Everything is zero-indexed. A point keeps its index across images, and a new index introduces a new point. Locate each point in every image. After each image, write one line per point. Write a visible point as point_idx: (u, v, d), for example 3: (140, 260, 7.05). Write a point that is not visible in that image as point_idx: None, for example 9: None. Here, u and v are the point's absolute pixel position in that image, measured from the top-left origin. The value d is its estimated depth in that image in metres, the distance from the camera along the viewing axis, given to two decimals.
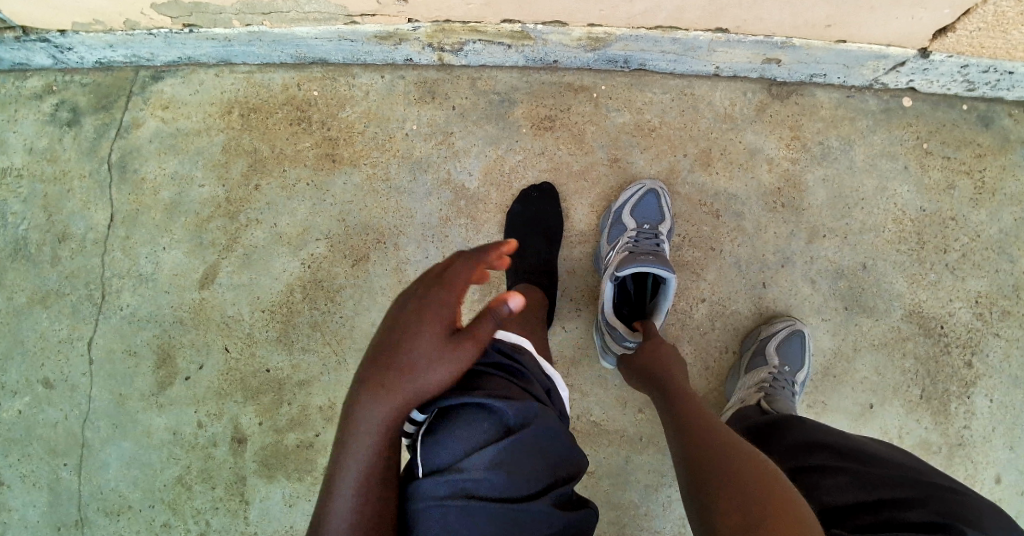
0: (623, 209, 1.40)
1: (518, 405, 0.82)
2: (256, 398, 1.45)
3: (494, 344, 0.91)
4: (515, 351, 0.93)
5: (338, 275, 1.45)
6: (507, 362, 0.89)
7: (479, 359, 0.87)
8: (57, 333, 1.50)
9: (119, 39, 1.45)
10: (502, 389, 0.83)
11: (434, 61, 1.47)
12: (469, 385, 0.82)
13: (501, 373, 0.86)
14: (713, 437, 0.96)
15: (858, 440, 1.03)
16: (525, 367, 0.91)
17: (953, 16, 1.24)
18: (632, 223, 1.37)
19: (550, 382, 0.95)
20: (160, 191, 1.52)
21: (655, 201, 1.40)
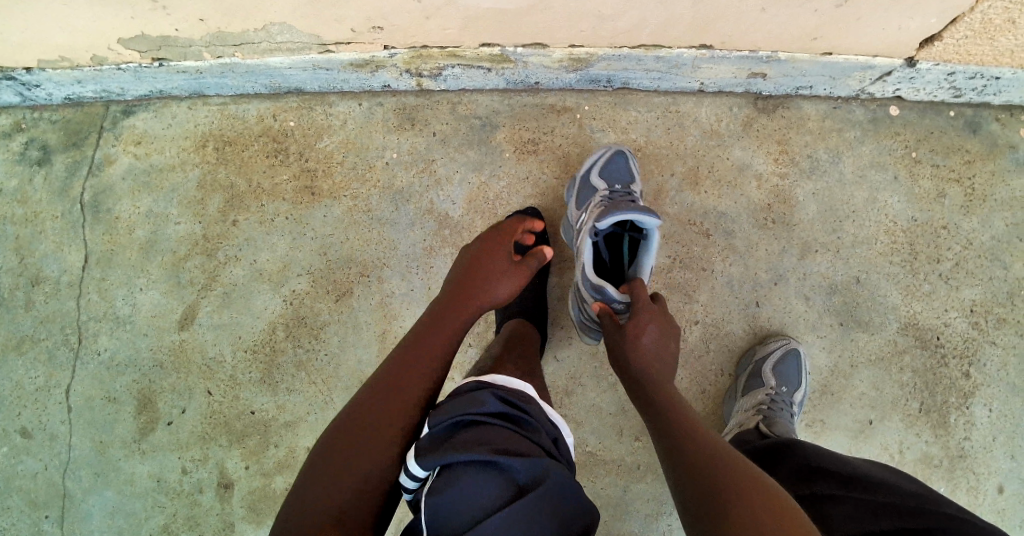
0: (590, 171, 1.36)
1: (527, 460, 0.78)
2: (241, 442, 1.40)
3: (497, 391, 0.87)
4: (519, 397, 0.89)
5: (322, 311, 1.41)
6: (512, 412, 0.86)
7: (481, 409, 0.83)
8: (33, 381, 1.45)
9: (86, 75, 1.40)
10: (509, 443, 0.80)
11: (413, 86, 1.43)
12: (472, 440, 0.79)
13: (505, 424, 0.83)
14: (704, 442, 0.89)
15: (859, 467, 0.99)
16: (530, 415, 0.87)
17: (940, 25, 1.22)
18: (602, 183, 1.32)
19: (557, 429, 0.91)
20: (135, 230, 1.47)
21: (624, 163, 1.37)
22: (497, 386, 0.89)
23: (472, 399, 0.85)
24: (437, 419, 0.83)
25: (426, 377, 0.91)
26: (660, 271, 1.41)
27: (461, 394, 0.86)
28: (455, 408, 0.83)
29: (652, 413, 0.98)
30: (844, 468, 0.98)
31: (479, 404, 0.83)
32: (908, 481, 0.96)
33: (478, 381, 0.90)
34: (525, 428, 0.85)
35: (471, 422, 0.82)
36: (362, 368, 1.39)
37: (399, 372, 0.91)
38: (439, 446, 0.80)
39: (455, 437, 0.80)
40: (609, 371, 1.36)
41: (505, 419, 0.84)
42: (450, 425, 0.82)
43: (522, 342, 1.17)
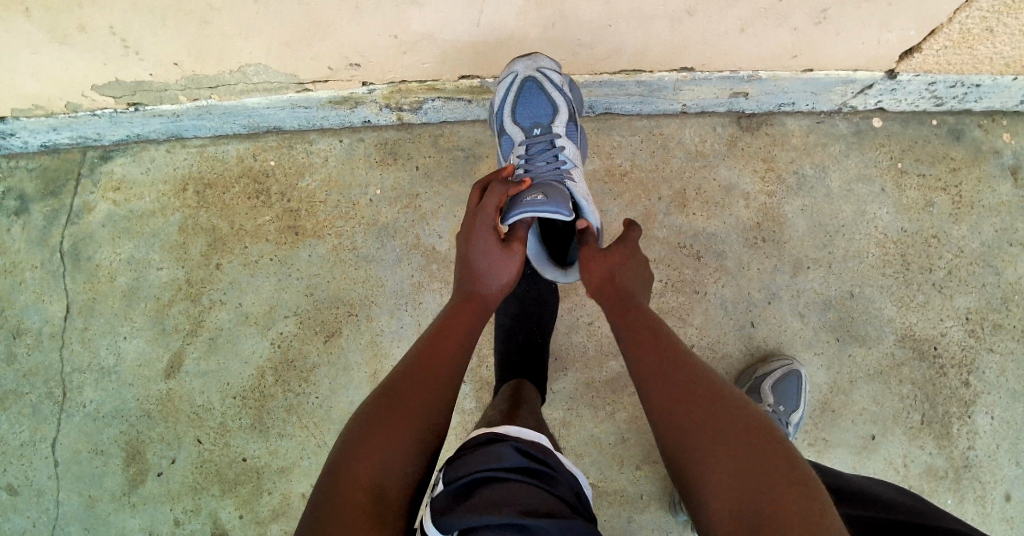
0: (504, 110, 1.24)
1: (557, 521, 0.69)
2: (234, 490, 1.37)
3: (515, 443, 0.80)
4: (538, 449, 0.82)
5: (311, 353, 1.38)
6: (533, 466, 0.78)
7: (500, 465, 0.75)
8: (18, 437, 1.41)
9: (61, 122, 1.36)
10: (535, 502, 0.71)
11: (393, 120, 1.41)
12: (495, 499, 0.70)
13: (527, 479, 0.75)
14: (696, 395, 0.83)
15: (852, 481, 1.00)
16: (552, 468, 0.79)
17: (918, 36, 1.22)
18: (519, 132, 1.22)
19: (579, 481, 0.84)
20: (117, 277, 1.44)
21: (539, 88, 1.21)
22: (514, 438, 0.82)
23: (490, 453, 0.77)
24: (452, 476, 0.76)
25: (438, 388, 0.85)
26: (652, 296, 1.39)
27: (476, 448, 0.79)
28: (472, 463, 0.76)
29: (634, 353, 0.91)
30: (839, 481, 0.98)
31: (496, 459, 0.76)
32: (906, 498, 0.94)
33: (493, 433, 0.83)
34: (548, 483, 0.77)
35: (491, 479, 0.74)
36: (355, 409, 1.36)
37: (415, 379, 0.85)
38: (458, 507, 0.71)
39: (474, 496, 0.72)
40: (607, 400, 1.34)
41: (527, 474, 0.76)
42: (466, 483, 0.74)
43: (523, 390, 1.12)
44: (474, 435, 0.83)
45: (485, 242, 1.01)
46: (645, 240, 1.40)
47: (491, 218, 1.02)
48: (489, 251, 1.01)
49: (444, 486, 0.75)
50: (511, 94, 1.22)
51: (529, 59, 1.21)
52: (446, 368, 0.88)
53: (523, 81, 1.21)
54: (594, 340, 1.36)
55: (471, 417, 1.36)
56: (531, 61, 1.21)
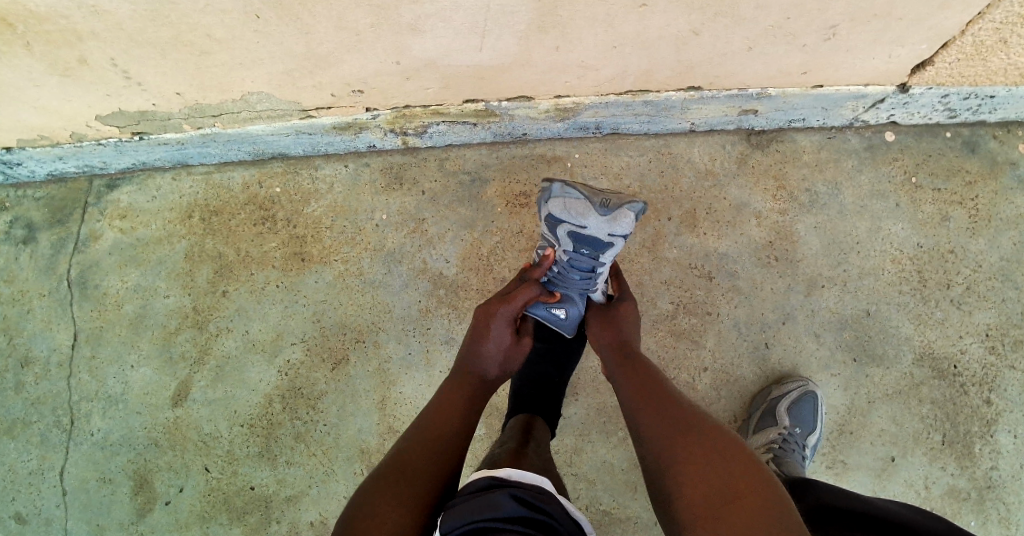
0: (562, 219, 1.15)
1: None
2: (242, 519, 1.35)
3: (512, 491, 0.78)
4: (537, 496, 0.80)
5: (318, 381, 1.37)
6: (533, 513, 0.76)
7: (498, 514, 0.73)
8: (26, 466, 1.40)
9: (67, 151, 1.36)
10: None
11: (398, 144, 1.40)
12: None
13: (526, 530, 0.73)
14: (674, 421, 0.92)
15: (878, 505, 0.93)
16: (552, 516, 0.78)
17: (931, 50, 1.19)
18: (568, 244, 1.17)
19: (579, 528, 0.82)
20: (124, 306, 1.43)
21: (602, 230, 1.13)
22: (512, 486, 0.80)
23: (487, 501, 0.75)
24: (447, 526, 0.73)
25: (445, 420, 0.96)
26: (663, 318, 1.37)
27: (473, 497, 0.77)
28: (467, 512, 0.74)
29: (625, 379, 1.04)
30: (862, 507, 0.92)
31: (494, 508, 0.74)
32: (935, 522, 0.87)
33: (491, 481, 0.81)
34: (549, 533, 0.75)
35: (488, 529, 0.72)
36: (363, 436, 1.35)
37: (432, 424, 0.95)
38: None
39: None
40: (619, 426, 1.32)
41: (526, 523, 0.74)
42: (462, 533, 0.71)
43: (535, 427, 1.11)
44: (473, 481, 0.82)
45: (503, 333, 1.10)
46: (655, 262, 1.38)
47: (515, 310, 1.12)
48: (504, 343, 1.10)
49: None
50: (573, 222, 1.14)
51: (604, 218, 1.12)
52: (457, 414, 0.98)
53: (590, 226, 1.13)
54: None
55: (481, 443, 1.34)
56: (607, 223, 1.13)
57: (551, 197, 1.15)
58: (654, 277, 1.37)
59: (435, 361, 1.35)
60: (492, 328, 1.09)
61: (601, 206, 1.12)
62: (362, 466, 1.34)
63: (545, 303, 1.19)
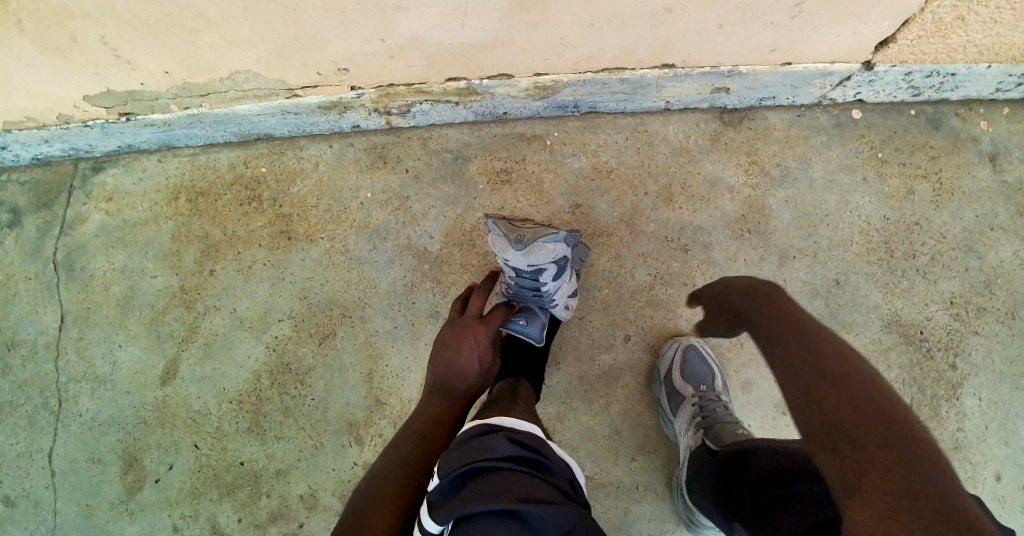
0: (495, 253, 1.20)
1: (554, 510, 0.73)
2: (232, 494, 1.36)
3: (509, 435, 0.84)
4: (531, 439, 0.86)
5: (306, 356, 1.39)
6: (528, 454, 0.82)
7: (496, 454, 0.79)
8: (14, 448, 1.40)
9: (53, 134, 1.38)
10: (530, 488, 0.75)
11: (382, 124, 1.44)
12: (493, 488, 0.74)
13: (522, 468, 0.79)
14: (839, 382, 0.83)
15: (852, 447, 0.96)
16: (546, 458, 0.84)
17: (893, 28, 1.23)
18: (507, 271, 1.23)
19: (570, 470, 0.88)
20: (111, 287, 1.44)
21: (526, 260, 1.16)
22: (507, 430, 0.86)
23: (485, 445, 0.81)
24: (448, 468, 0.79)
25: (433, 414, 1.01)
26: (641, 289, 1.40)
27: (472, 441, 0.82)
28: (466, 456, 0.79)
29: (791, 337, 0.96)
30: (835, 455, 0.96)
31: (490, 451, 0.80)
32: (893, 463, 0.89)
33: (487, 427, 0.87)
34: (542, 472, 0.81)
35: (488, 469, 0.78)
36: (351, 410, 1.37)
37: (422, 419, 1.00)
38: (452, 498, 0.75)
39: (472, 486, 0.76)
40: (600, 393, 1.37)
41: (521, 463, 0.80)
42: (464, 473, 0.78)
43: (522, 389, 1.15)
44: (471, 427, 0.87)
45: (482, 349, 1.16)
46: (633, 236, 1.41)
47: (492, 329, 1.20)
48: (486, 356, 1.16)
49: (440, 480, 0.78)
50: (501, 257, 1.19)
51: (522, 253, 1.15)
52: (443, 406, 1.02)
53: (514, 260, 1.17)
54: (586, 335, 1.39)
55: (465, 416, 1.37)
56: (525, 256, 1.15)
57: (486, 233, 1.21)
58: (632, 250, 1.41)
59: (420, 333, 1.38)
60: (474, 345, 1.15)
61: (517, 242, 1.15)
62: (351, 438, 1.36)
63: (510, 317, 1.27)
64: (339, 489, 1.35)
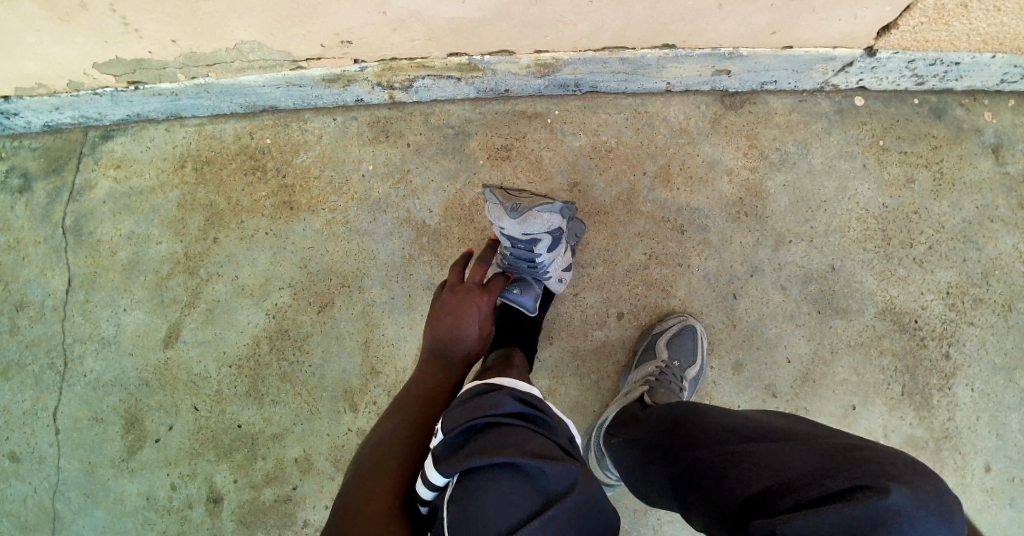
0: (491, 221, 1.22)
1: (559, 466, 0.74)
2: (229, 456, 1.40)
3: (513, 391, 0.86)
4: (534, 396, 0.88)
5: (304, 323, 1.42)
6: (530, 411, 0.84)
7: (499, 411, 0.81)
8: (20, 406, 1.44)
9: (64, 101, 1.41)
10: (532, 441, 0.77)
11: (385, 99, 1.46)
12: (496, 442, 0.76)
13: (525, 423, 0.81)
14: None
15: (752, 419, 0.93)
16: (549, 414, 0.85)
17: (894, 13, 1.23)
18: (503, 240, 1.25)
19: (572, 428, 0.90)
20: (117, 252, 1.48)
21: (521, 228, 1.18)
22: (511, 387, 0.87)
23: (490, 400, 0.83)
24: (451, 424, 0.81)
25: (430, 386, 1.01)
26: (636, 268, 1.42)
27: (477, 398, 0.84)
28: (470, 412, 0.81)
29: None
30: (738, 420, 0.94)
31: (495, 406, 0.81)
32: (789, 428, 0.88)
33: (490, 384, 0.88)
34: (544, 428, 0.83)
35: (491, 425, 0.79)
36: (347, 378, 1.40)
37: (420, 391, 0.99)
38: (456, 452, 0.78)
39: (474, 440, 0.78)
40: (591, 369, 1.40)
41: (524, 419, 0.82)
42: (467, 428, 0.80)
43: (516, 356, 1.17)
44: (476, 384, 0.89)
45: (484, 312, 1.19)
46: (630, 215, 1.43)
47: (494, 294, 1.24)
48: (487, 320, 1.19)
49: (445, 435, 0.81)
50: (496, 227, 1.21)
51: (517, 221, 1.17)
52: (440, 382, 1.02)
53: (508, 229, 1.19)
54: (579, 311, 1.41)
55: None
56: (520, 225, 1.17)
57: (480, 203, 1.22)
58: (628, 229, 1.42)
59: (416, 305, 1.41)
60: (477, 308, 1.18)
61: (513, 210, 1.16)
62: (345, 405, 1.39)
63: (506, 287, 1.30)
64: (333, 454, 1.38)
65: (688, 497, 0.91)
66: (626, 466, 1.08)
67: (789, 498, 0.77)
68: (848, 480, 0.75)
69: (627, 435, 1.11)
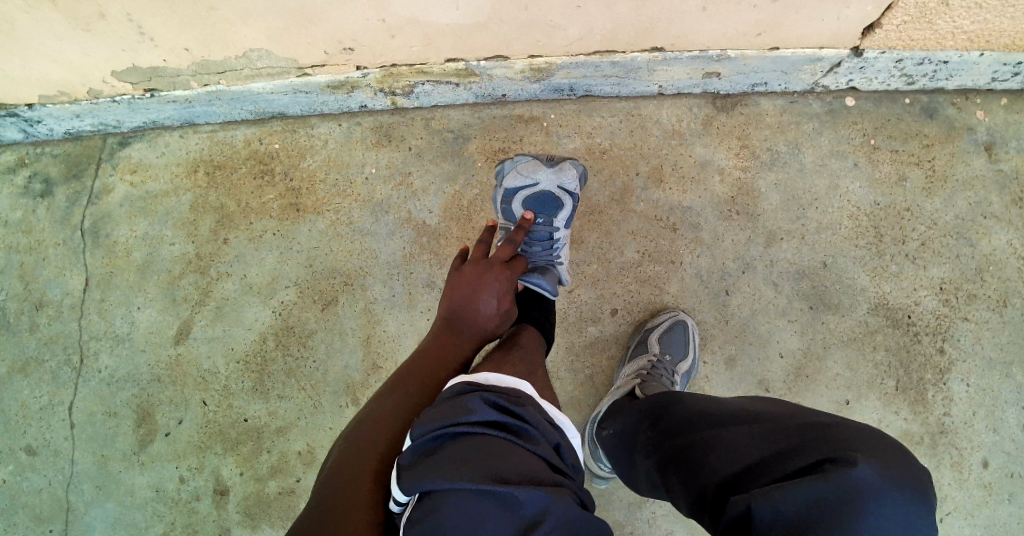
0: (517, 194, 1.39)
1: (531, 491, 0.74)
2: (236, 448, 1.45)
3: (490, 400, 0.86)
4: (514, 403, 0.87)
5: (309, 320, 1.47)
6: (507, 421, 0.84)
7: (471, 420, 0.81)
8: (38, 400, 1.49)
9: (84, 109, 1.49)
10: (506, 459, 0.77)
11: (388, 105, 1.52)
12: (466, 460, 0.75)
13: (499, 438, 0.80)
14: None
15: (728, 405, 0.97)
16: (528, 424, 0.85)
17: (877, 12, 1.27)
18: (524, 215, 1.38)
19: (556, 434, 0.89)
20: (132, 253, 1.54)
21: (552, 192, 1.38)
22: (489, 394, 0.87)
23: (464, 410, 0.83)
24: (423, 434, 0.81)
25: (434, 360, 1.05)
26: (629, 265, 1.46)
27: (452, 406, 0.84)
28: (442, 423, 0.81)
29: None
30: (716, 407, 0.98)
31: (467, 419, 0.81)
32: (763, 411, 0.91)
33: (470, 390, 0.89)
34: (521, 440, 0.82)
35: (463, 439, 0.80)
36: (349, 372, 1.44)
37: (421, 368, 1.03)
38: (424, 464, 0.78)
39: (445, 453, 0.78)
40: (586, 363, 1.44)
41: (499, 431, 0.81)
42: (436, 438, 0.80)
43: (524, 335, 1.20)
44: (455, 390, 0.89)
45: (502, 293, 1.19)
46: (623, 214, 1.47)
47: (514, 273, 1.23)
48: (503, 303, 1.19)
49: (415, 446, 0.81)
50: (528, 189, 1.39)
51: (554, 169, 1.39)
52: (443, 361, 1.05)
53: (543, 187, 1.38)
54: (575, 307, 1.45)
55: None
56: (557, 175, 1.38)
57: (507, 175, 1.40)
58: (622, 228, 1.46)
59: (416, 301, 1.46)
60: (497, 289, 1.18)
61: (549, 162, 1.41)
62: (348, 399, 1.44)
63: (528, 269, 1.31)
64: None
65: (671, 481, 0.94)
66: (618, 456, 1.13)
67: (765, 477, 0.81)
68: (817, 454, 0.79)
69: (617, 427, 1.15)
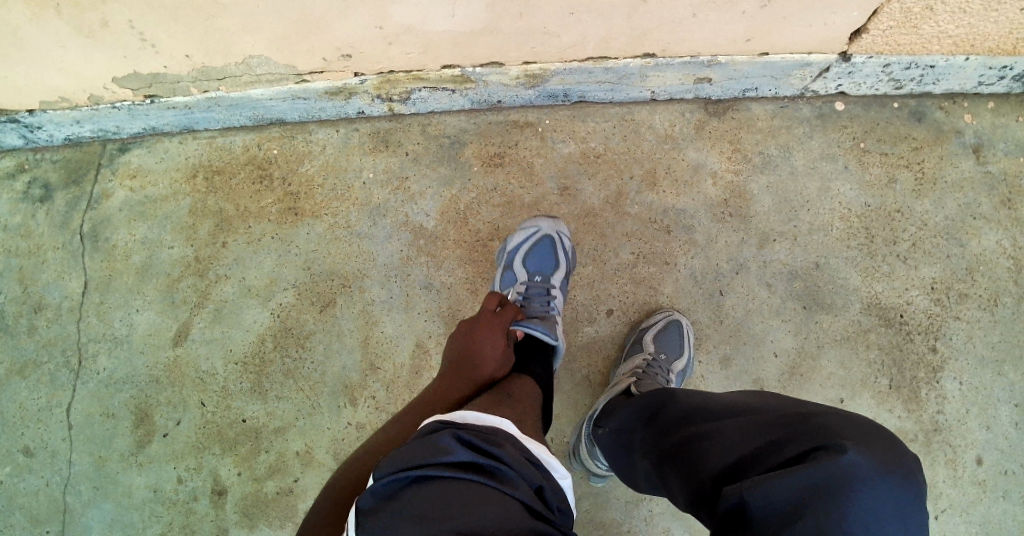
0: (518, 252, 1.43)
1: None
2: (233, 450, 1.44)
3: (465, 442, 0.86)
4: (489, 445, 0.87)
5: (307, 322, 1.48)
6: (480, 464, 0.84)
7: (441, 465, 0.82)
8: (36, 402, 1.49)
9: (84, 115, 1.50)
10: (472, 506, 0.77)
11: (385, 111, 1.54)
12: (430, 509, 0.77)
13: (468, 482, 0.81)
14: None
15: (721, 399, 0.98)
16: (504, 467, 0.85)
17: (863, 17, 1.30)
18: (524, 272, 1.42)
19: (537, 474, 0.88)
20: (132, 256, 1.55)
21: (552, 247, 1.42)
22: (465, 436, 0.87)
23: (436, 455, 0.83)
24: (391, 473, 0.83)
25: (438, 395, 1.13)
26: (625, 267, 1.47)
27: (424, 447, 0.85)
28: (411, 464, 0.82)
29: None
30: (709, 402, 0.99)
31: (436, 463, 0.82)
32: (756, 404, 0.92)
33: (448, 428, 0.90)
34: (493, 482, 0.82)
35: (431, 483, 0.81)
36: (347, 374, 1.45)
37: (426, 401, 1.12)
38: (390, 506, 0.80)
39: (410, 498, 0.80)
40: (582, 364, 1.45)
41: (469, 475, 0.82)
42: (404, 478, 0.82)
43: (516, 385, 1.16)
44: (434, 428, 0.91)
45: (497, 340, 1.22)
46: (618, 216, 1.49)
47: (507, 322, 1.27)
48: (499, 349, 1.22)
49: (383, 485, 0.82)
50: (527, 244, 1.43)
51: (552, 223, 1.44)
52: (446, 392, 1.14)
53: (541, 239, 1.43)
54: (570, 309, 1.46)
55: None
56: (553, 225, 1.44)
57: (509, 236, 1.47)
58: (617, 230, 1.48)
59: (413, 303, 1.47)
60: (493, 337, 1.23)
61: (548, 218, 1.46)
62: (345, 400, 1.44)
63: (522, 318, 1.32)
64: (333, 447, 1.43)
65: (668, 474, 0.95)
66: (614, 454, 1.14)
67: (757, 467, 0.82)
68: (808, 442, 0.80)
69: (614, 425, 1.16)
